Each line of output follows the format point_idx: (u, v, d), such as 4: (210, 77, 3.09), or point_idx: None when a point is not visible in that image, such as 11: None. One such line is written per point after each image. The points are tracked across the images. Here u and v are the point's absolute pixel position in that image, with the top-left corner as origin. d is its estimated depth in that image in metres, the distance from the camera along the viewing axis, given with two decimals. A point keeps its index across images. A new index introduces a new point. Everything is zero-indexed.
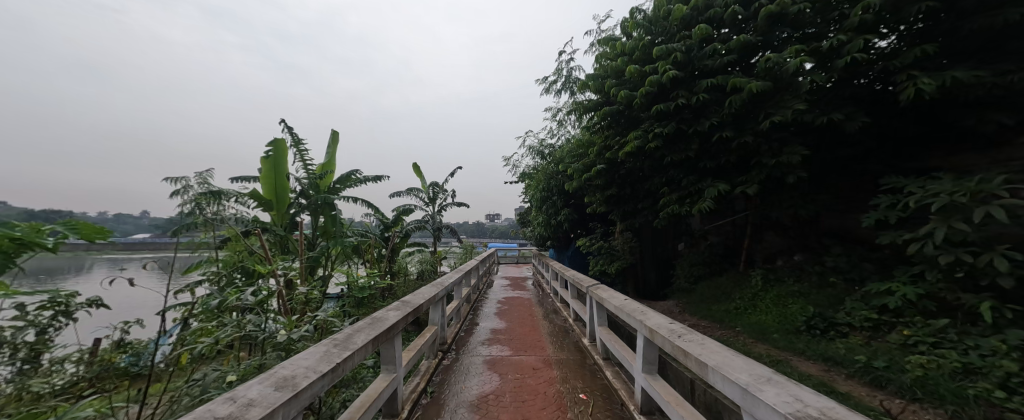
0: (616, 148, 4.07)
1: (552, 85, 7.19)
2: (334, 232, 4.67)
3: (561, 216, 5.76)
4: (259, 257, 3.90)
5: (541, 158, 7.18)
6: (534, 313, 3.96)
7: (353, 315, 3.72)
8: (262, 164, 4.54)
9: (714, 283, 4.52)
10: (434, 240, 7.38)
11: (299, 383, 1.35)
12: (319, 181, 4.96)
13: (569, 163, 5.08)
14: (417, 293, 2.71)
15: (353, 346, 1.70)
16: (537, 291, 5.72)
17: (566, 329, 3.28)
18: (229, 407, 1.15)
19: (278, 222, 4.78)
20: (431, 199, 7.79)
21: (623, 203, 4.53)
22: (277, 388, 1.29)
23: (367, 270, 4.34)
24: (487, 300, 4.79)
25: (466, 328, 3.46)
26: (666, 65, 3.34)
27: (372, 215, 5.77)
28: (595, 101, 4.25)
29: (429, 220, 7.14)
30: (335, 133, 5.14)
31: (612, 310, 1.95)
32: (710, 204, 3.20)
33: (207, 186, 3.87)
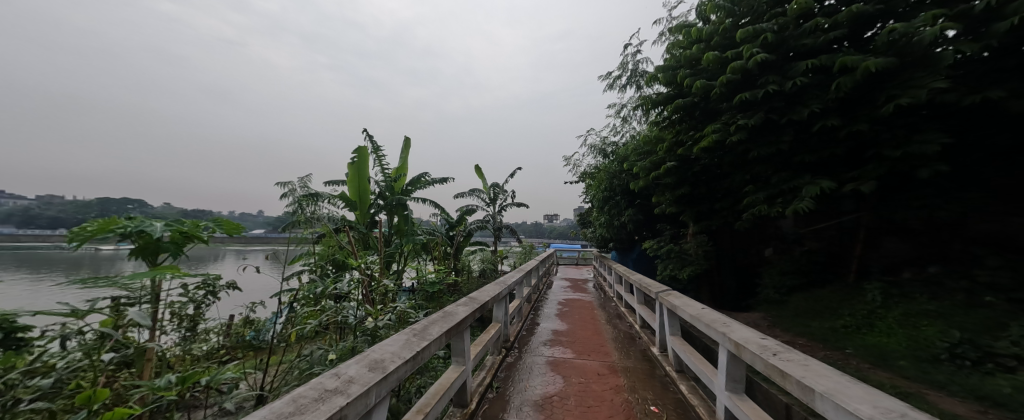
0: (689, 144, 3.81)
1: (616, 81, 6.97)
2: (407, 230, 4.96)
3: (625, 216, 5.55)
4: (348, 251, 4.35)
5: (603, 157, 6.98)
6: (596, 317, 3.85)
7: (425, 308, 3.92)
8: (349, 168, 5.05)
9: (813, 296, 4.02)
10: (495, 240, 7.51)
11: (388, 366, 1.44)
12: (394, 183, 5.29)
13: (633, 161, 4.87)
14: (482, 290, 2.78)
15: (430, 337, 1.78)
16: (599, 294, 5.56)
17: (633, 336, 3.12)
18: (335, 381, 1.26)
19: (360, 221, 5.21)
20: (492, 200, 7.95)
21: (697, 203, 4.22)
22: (371, 369, 1.39)
23: (436, 266, 4.49)
24: (547, 301, 4.75)
25: (527, 327, 3.46)
26: (753, 48, 3.04)
27: (438, 215, 6.03)
28: (665, 95, 4.04)
29: (490, 220, 7.29)
30: (408, 138, 5.44)
31: (687, 319, 1.81)
32: (810, 205, 2.84)
33: (308, 189, 4.53)
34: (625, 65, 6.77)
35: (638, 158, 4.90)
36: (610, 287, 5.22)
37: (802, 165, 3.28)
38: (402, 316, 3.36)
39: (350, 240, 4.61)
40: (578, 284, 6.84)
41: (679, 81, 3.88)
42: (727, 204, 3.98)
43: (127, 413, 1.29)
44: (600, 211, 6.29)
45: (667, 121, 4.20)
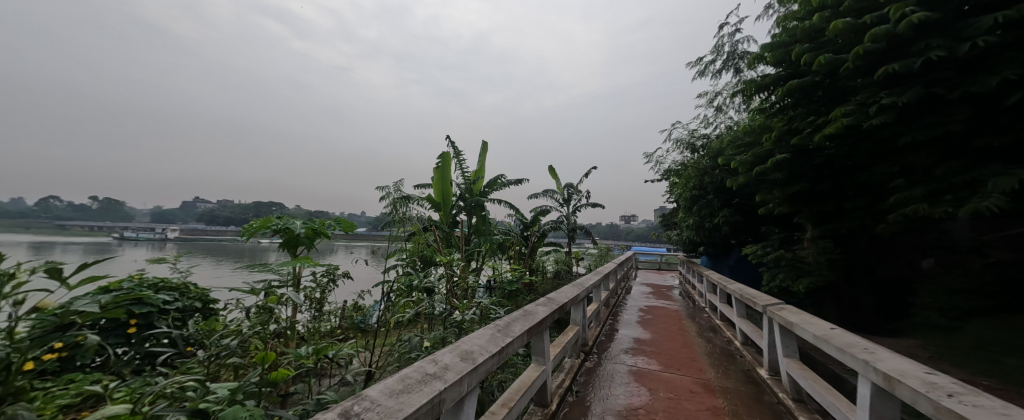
0: (807, 131, 3.32)
1: (708, 67, 6.40)
2: (484, 230, 5.10)
3: (719, 217, 5.05)
4: (435, 249, 4.64)
5: (692, 151, 6.46)
6: (685, 328, 3.54)
7: (505, 306, 3.97)
8: (434, 172, 5.41)
9: (988, 318, 3.20)
10: (569, 241, 7.39)
11: (477, 358, 1.66)
12: (473, 185, 5.47)
13: (730, 155, 4.39)
14: (563, 291, 2.72)
15: (513, 334, 2.01)
16: (686, 302, 5.12)
17: (733, 354, 2.80)
18: (433, 367, 1.47)
19: (443, 221, 5.50)
20: (565, 200, 7.83)
21: (818, 202, 3.63)
22: (463, 359, 1.60)
23: (511, 265, 4.48)
24: (626, 306, 4.51)
25: (606, 332, 3.31)
26: (906, 8, 2.53)
27: (513, 215, 6.09)
28: (775, 76, 3.59)
29: (565, 221, 7.20)
30: (486, 143, 5.61)
31: (811, 342, 1.53)
32: (999, 203, 2.24)
33: (400, 191, 4.94)
34: (720, 49, 6.17)
35: (736, 151, 4.43)
36: (701, 296, 4.78)
37: (985, 151, 2.64)
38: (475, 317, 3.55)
39: (437, 237, 4.95)
40: (661, 291, 6.39)
41: (795, 59, 3.41)
42: (862, 203, 3.30)
43: (286, 374, 1.59)
44: (688, 211, 5.83)
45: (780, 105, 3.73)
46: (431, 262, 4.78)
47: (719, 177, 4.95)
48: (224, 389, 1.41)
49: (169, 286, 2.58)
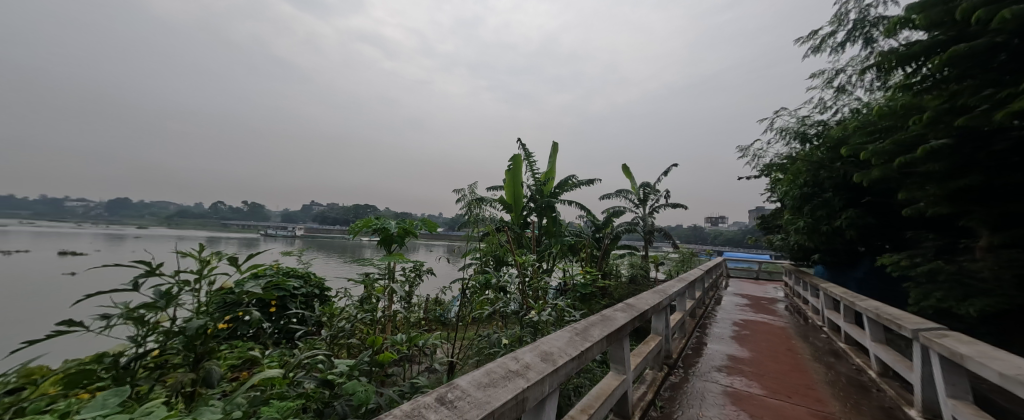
0: (975, 109, 2.67)
1: (826, 41, 5.54)
2: (555, 231, 5.03)
3: (843, 218, 4.32)
4: (507, 249, 4.72)
5: (802, 141, 5.64)
6: (795, 349, 3.08)
7: (579, 310, 3.85)
8: (506, 174, 5.48)
9: None
10: (646, 244, 6.97)
11: (557, 360, 1.72)
12: (544, 186, 5.40)
13: (858, 143, 3.69)
14: (646, 298, 2.55)
15: (592, 338, 1.99)
16: (795, 318, 4.46)
17: (865, 386, 2.34)
18: (514, 365, 1.58)
19: (514, 222, 5.56)
20: (641, 201, 7.40)
21: (987, 200, 2.90)
22: (542, 359, 1.69)
23: (583, 268, 4.32)
24: (717, 319, 4.08)
25: (693, 346, 3.02)
26: None
27: (584, 216, 5.91)
28: (928, 43, 2.95)
29: (640, 223, 6.82)
30: (556, 143, 5.52)
31: (994, 383, 1.20)
32: None
33: (474, 194, 5.13)
34: (842, 17, 5.27)
35: (867, 138, 3.75)
36: (815, 314, 4.13)
37: None
38: (547, 321, 3.60)
39: (510, 238, 5.00)
40: (759, 304, 5.67)
41: (959, 20, 2.76)
42: None
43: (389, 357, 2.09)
44: (798, 212, 5.08)
45: (927, 83, 3.15)
46: (509, 262, 4.89)
47: (840, 171, 4.21)
48: (344, 367, 2.04)
49: (298, 274, 3.73)
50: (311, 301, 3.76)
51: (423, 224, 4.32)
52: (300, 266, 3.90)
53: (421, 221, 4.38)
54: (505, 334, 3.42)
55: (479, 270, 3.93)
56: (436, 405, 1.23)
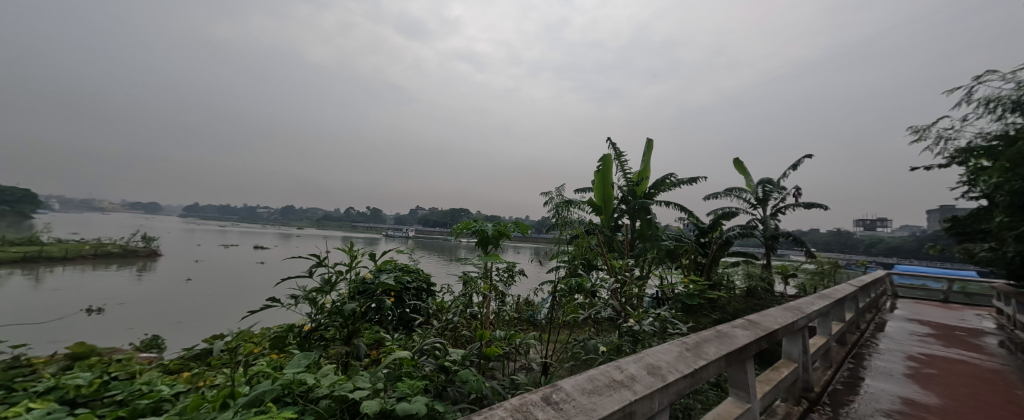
0: None
1: None
2: (650, 235, 4.62)
3: None
4: (598, 252, 4.56)
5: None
6: (1015, 402, 2.29)
7: (685, 322, 3.48)
8: (595, 176, 5.25)
9: None
10: (768, 251, 6.04)
11: (667, 375, 1.51)
12: (636, 187, 4.95)
13: None
14: (774, 317, 2.18)
15: (708, 356, 1.73)
16: (1013, 360, 3.33)
17: None
18: (619, 374, 1.43)
19: (604, 225, 5.35)
20: (760, 200, 6.47)
21: None
22: (650, 373, 1.49)
23: (685, 275, 3.91)
24: (881, 350, 3.28)
25: (846, 381, 2.46)
26: None
27: (685, 219, 5.36)
28: None
29: (759, 226, 5.97)
30: (651, 140, 5.07)
31: None
32: None
33: (561, 196, 5.08)
34: None
35: None
36: None
37: None
38: (648, 332, 3.39)
39: (600, 242, 4.77)
40: (947, 335, 4.41)
41: None
42: None
43: (496, 350, 2.61)
44: (1009, 213, 3.84)
45: None
46: (603, 266, 4.70)
47: None
48: (458, 357, 2.49)
49: (412, 270, 4.50)
50: (420, 293, 4.39)
51: (516, 225, 4.43)
52: (411, 262, 4.51)
53: (513, 224, 4.46)
54: (602, 340, 3.37)
55: (569, 274, 3.88)
56: (543, 404, 1.16)
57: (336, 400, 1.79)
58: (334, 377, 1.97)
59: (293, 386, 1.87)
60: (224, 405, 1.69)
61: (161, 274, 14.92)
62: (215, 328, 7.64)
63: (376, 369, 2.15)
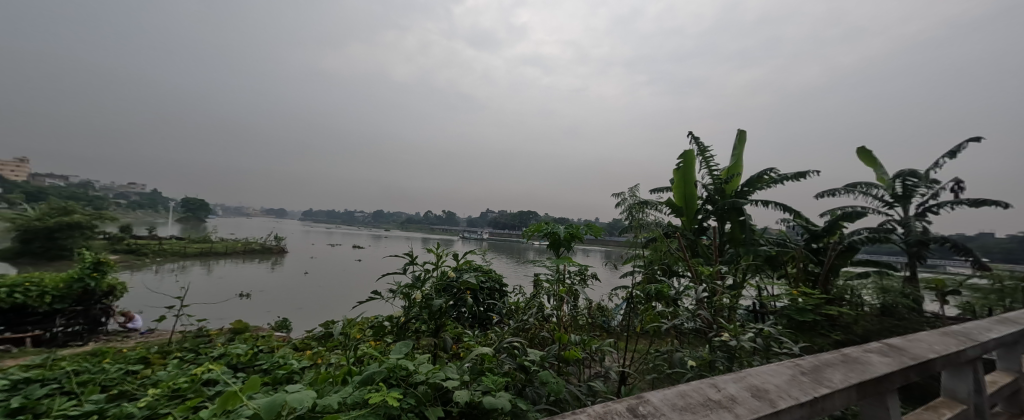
0: None
1: None
2: (744, 239, 4.03)
3: None
4: (679, 257, 4.15)
5: None
6: None
7: (794, 341, 2.98)
8: (674, 174, 4.82)
9: None
10: (915, 260, 5.00)
11: (778, 401, 1.25)
12: (726, 185, 4.35)
13: None
14: (925, 345, 1.73)
15: (833, 385, 1.40)
16: None
17: None
18: (717, 394, 1.24)
19: (687, 228, 4.88)
20: (900, 196, 5.43)
21: None
22: (757, 397, 1.26)
23: (792, 286, 3.35)
24: None
25: None
26: None
27: (792, 222, 4.68)
28: None
29: (901, 231, 4.97)
30: (744, 131, 4.50)
31: None
32: None
33: (636, 198, 4.77)
34: None
35: None
36: None
37: None
38: (746, 348, 3.00)
39: (682, 245, 4.34)
40: None
41: None
42: None
43: (575, 355, 2.51)
44: None
45: None
46: (688, 272, 4.28)
47: None
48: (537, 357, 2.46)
49: (486, 270, 4.55)
50: (492, 294, 4.40)
51: (588, 228, 4.27)
52: (484, 263, 4.56)
53: (586, 226, 4.31)
54: (690, 354, 3.08)
55: (648, 278, 3.59)
56: (630, 417, 1.03)
57: (430, 387, 2.03)
58: (430, 366, 2.16)
59: (398, 369, 2.11)
60: (344, 380, 2.13)
61: (287, 268, 17.62)
62: (326, 315, 8.90)
63: (460, 364, 2.19)
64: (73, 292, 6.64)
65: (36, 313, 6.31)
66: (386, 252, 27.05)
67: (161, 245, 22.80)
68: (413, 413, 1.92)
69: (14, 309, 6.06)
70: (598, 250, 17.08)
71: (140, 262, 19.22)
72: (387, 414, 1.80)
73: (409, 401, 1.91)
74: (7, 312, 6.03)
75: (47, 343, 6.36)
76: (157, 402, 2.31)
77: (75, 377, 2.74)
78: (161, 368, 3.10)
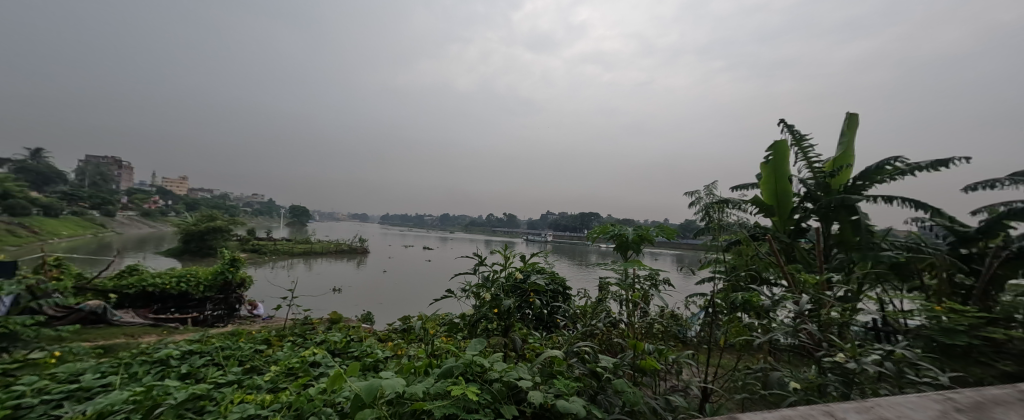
0: None
1: None
2: (858, 242, 3.41)
3: None
4: (772, 262, 3.63)
5: None
6: None
7: (936, 368, 2.41)
8: (762, 169, 4.27)
9: None
10: None
11: None
12: (831, 179, 3.73)
13: None
14: None
15: None
16: None
17: None
18: None
19: (780, 229, 4.29)
20: None
21: None
22: None
23: (931, 301, 2.73)
24: None
25: None
26: None
27: (929, 222, 3.95)
28: None
29: None
30: (856, 114, 3.85)
31: None
32: None
33: (716, 196, 4.31)
34: None
35: None
36: None
37: None
38: (870, 373, 2.51)
39: (774, 249, 3.78)
40: None
41: None
42: None
43: (653, 365, 2.23)
44: None
45: None
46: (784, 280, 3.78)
47: None
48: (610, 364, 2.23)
49: (551, 273, 4.41)
50: (556, 297, 4.23)
51: (660, 229, 3.96)
52: (548, 266, 4.41)
53: (658, 228, 3.96)
54: (792, 374, 2.66)
55: (731, 285, 3.17)
56: None
57: (504, 385, 2.00)
58: (504, 364, 2.10)
59: (474, 364, 2.10)
60: (425, 371, 2.15)
61: (371, 266, 19.15)
62: (403, 309, 9.50)
63: (532, 364, 2.10)
64: (216, 283, 7.83)
65: (195, 300, 7.57)
66: (455, 253, 28.11)
67: (269, 245, 26.22)
68: (489, 410, 1.88)
69: (180, 296, 7.43)
70: (672, 253, 16.16)
71: (260, 259, 22.44)
72: (466, 407, 1.83)
73: (486, 396, 1.90)
74: (176, 298, 7.43)
75: (202, 323, 7.29)
76: (277, 378, 2.69)
77: (221, 352, 3.26)
78: (279, 348, 3.50)
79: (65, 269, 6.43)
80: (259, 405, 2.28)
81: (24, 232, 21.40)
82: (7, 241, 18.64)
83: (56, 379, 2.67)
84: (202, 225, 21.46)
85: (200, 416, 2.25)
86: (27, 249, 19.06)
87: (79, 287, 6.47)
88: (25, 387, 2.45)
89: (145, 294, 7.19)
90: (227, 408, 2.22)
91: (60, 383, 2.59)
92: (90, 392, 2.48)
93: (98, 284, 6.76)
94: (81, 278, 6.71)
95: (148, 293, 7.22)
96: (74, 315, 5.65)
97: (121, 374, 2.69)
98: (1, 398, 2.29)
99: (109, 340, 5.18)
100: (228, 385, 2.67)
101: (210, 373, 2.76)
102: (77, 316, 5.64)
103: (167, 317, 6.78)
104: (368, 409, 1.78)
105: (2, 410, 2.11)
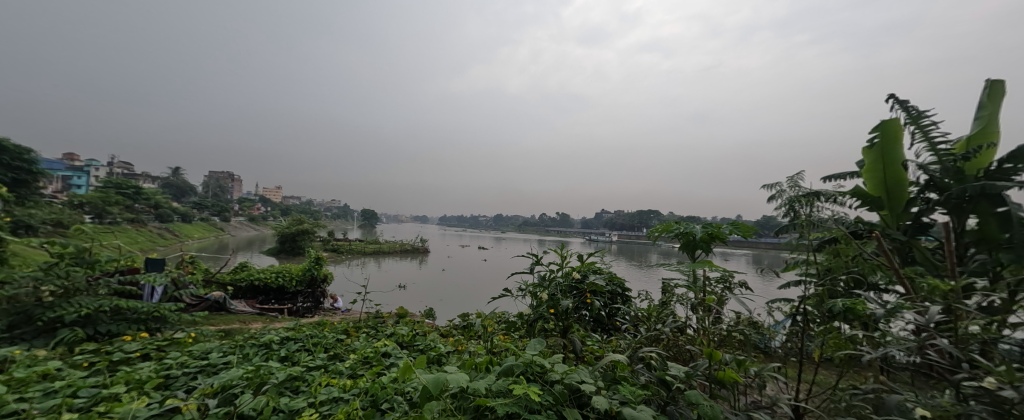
0: None
1: None
2: (1006, 240, 2.74)
3: None
4: (880, 264, 3.05)
5: None
6: None
7: None
8: (865, 154, 3.64)
9: None
10: None
11: None
12: (964, 163, 3.07)
13: None
14: None
15: None
16: None
17: None
18: None
19: (891, 225, 3.62)
20: None
21: None
22: None
23: None
24: None
25: None
26: None
27: None
28: None
29: None
30: (1000, 82, 3.16)
31: None
32: None
33: (800, 188, 3.74)
34: None
35: None
36: None
37: None
38: None
39: (884, 249, 3.15)
40: None
41: None
42: None
43: (734, 378, 1.88)
44: None
45: None
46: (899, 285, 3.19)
47: None
48: (681, 371, 1.96)
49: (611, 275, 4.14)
50: (616, 298, 3.96)
51: (733, 226, 3.51)
52: (607, 266, 4.15)
53: (730, 225, 3.50)
54: (915, 397, 2.16)
55: (826, 290, 2.63)
56: None
57: (565, 388, 1.83)
58: (565, 365, 1.93)
59: (534, 364, 1.97)
60: (487, 367, 2.05)
61: (435, 265, 19.95)
62: (463, 307, 9.69)
63: (595, 366, 1.92)
64: (304, 278, 8.50)
65: (290, 293, 8.40)
66: (512, 253, 28.49)
67: (345, 245, 28.49)
68: (551, 413, 1.73)
69: (279, 289, 8.30)
70: (745, 252, 14.78)
71: (338, 258, 24.40)
72: (529, 407, 1.70)
73: (547, 398, 1.74)
74: (275, 292, 8.35)
75: (295, 312, 7.84)
76: (353, 365, 2.77)
77: (308, 339, 3.47)
78: (356, 338, 3.65)
79: (197, 264, 7.78)
80: (342, 389, 2.34)
81: (165, 234, 25.48)
82: (153, 241, 22.36)
83: (191, 355, 2.99)
84: (291, 226, 23.94)
85: (295, 394, 2.39)
86: (167, 247, 22.63)
87: (207, 280, 7.66)
88: (172, 360, 2.75)
89: (253, 287, 8.20)
90: (314, 389, 2.32)
91: (194, 359, 2.89)
92: (216, 368, 2.72)
93: (219, 278, 7.89)
94: (208, 272, 7.99)
95: (255, 286, 8.24)
96: (204, 303, 6.42)
97: (236, 355, 2.94)
98: (153, 368, 2.59)
99: (227, 325, 5.85)
100: (316, 368, 2.82)
101: (303, 358, 2.94)
102: (206, 304, 6.38)
103: (268, 307, 7.49)
104: (435, 401, 1.74)
105: (156, 378, 2.40)
